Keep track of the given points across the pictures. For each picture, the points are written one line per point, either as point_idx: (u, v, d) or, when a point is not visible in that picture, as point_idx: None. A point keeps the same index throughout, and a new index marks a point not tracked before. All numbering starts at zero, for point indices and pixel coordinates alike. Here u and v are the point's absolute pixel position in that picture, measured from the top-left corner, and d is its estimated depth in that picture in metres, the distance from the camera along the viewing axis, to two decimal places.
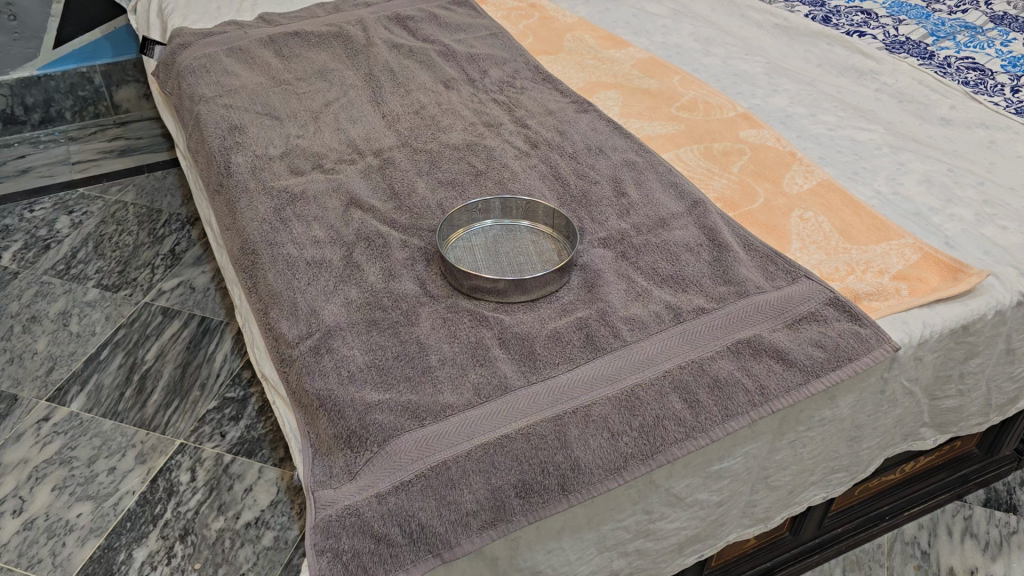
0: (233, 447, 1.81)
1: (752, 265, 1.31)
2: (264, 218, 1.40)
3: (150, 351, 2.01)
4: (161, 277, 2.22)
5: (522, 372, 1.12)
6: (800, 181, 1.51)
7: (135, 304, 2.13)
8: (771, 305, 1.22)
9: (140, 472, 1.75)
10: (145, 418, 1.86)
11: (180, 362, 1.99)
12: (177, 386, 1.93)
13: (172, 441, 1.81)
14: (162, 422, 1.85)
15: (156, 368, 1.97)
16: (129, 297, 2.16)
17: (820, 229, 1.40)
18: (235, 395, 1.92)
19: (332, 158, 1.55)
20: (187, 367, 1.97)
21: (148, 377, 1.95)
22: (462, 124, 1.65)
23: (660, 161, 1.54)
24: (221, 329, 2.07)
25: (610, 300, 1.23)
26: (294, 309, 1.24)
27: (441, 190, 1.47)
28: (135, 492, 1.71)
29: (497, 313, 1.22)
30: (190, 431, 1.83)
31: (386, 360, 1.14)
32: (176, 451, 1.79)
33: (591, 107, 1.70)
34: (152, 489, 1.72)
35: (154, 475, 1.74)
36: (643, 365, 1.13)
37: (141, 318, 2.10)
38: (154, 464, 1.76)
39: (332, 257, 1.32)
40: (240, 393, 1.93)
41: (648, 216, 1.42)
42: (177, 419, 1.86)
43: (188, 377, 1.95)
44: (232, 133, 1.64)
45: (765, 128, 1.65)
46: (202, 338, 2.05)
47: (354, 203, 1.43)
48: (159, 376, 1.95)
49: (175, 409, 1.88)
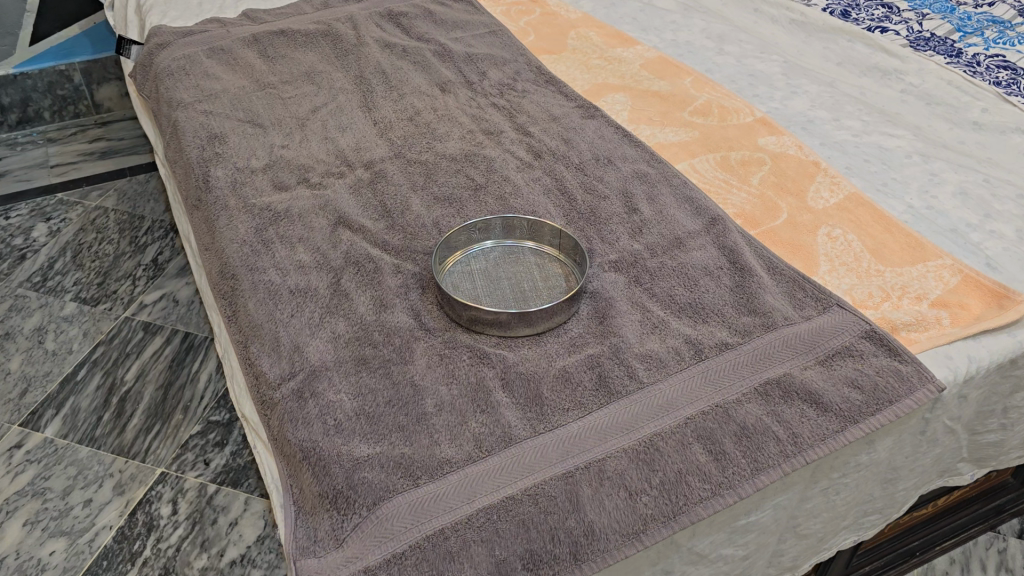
0: (218, 477, 1.70)
1: (778, 291, 1.19)
2: (244, 239, 1.29)
3: (130, 370, 1.90)
4: (142, 290, 2.11)
5: (528, 420, 1.01)
6: (825, 194, 1.39)
7: (114, 319, 2.02)
8: (801, 339, 1.11)
9: (118, 505, 1.64)
10: (123, 444, 1.75)
11: (162, 382, 1.88)
12: (158, 409, 1.82)
13: (153, 470, 1.70)
14: (142, 449, 1.74)
15: (136, 389, 1.86)
16: (108, 311, 2.05)
17: (850, 249, 1.29)
18: (220, 419, 1.81)
19: (319, 171, 1.44)
20: (169, 388, 1.86)
21: (127, 399, 1.84)
22: (460, 132, 1.53)
23: (674, 173, 1.43)
24: (206, 346, 1.96)
25: (624, 333, 1.12)
26: (276, 344, 1.13)
27: (437, 206, 1.35)
28: (113, 527, 1.60)
29: (500, 350, 1.11)
30: (172, 458, 1.73)
31: (377, 405, 1.03)
32: (156, 481, 1.69)
33: (598, 112, 1.58)
34: (130, 523, 1.61)
35: (133, 508, 1.64)
36: (662, 412, 1.02)
37: (121, 334, 1.98)
38: (133, 496, 1.65)
39: (318, 284, 1.20)
40: (226, 416, 1.82)
41: (662, 235, 1.30)
42: (158, 445, 1.75)
43: (170, 399, 1.84)
44: (212, 143, 1.52)
45: (785, 134, 1.54)
46: (185, 356, 1.94)
47: (343, 223, 1.31)
48: (139, 398, 1.84)
49: (156, 434, 1.77)
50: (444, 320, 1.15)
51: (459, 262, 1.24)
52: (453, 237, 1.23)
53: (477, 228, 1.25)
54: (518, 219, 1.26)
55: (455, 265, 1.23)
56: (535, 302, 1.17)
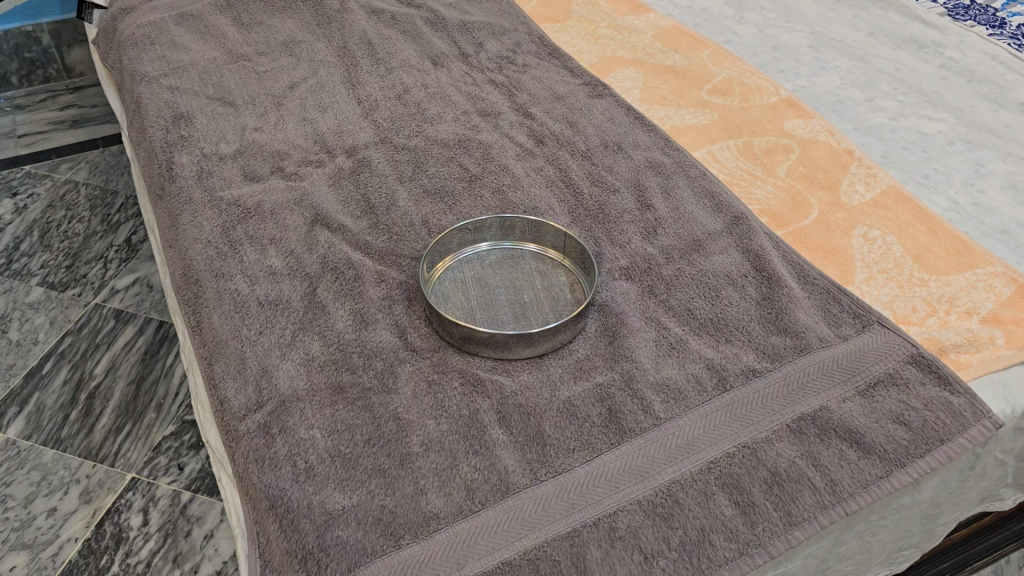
0: (193, 483, 1.58)
1: (811, 306, 1.06)
2: (209, 239, 1.14)
3: (100, 364, 1.77)
4: (114, 273, 1.97)
5: (527, 463, 0.88)
6: (860, 188, 1.25)
7: (84, 307, 1.89)
8: (838, 365, 0.98)
9: (85, 515, 1.52)
10: (92, 446, 1.62)
11: (135, 377, 1.75)
12: (129, 407, 1.69)
13: (122, 476, 1.58)
14: (111, 451, 1.62)
15: (106, 384, 1.73)
16: (78, 297, 1.91)
17: (889, 254, 1.15)
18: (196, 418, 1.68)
19: (295, 158, 1.29)
20: (142, 384, 1.73)
21: (97, 396, 1.71)
22: (453, 113, 1.38)
23: (692, 163, 1.28)
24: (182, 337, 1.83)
25: (637, 357, 0.98)
26: (242, 367, 0.99)
27: (427, 200, 1.21)
28: (78, 540, 1.48)
29: (496, 376, 0.98)
30: (143, 463, 1.61)
31: (354, 445, 0.90)
32: (126, 488, 1.57)
33: (607, 91, 1.43)
34: (97, 536, 1.49)
35: (100, 518, 1.52)
36: (681, 455, 0.89)
37: (91, 323, 1.85)
38: (101, 505, 1.53)
39: (291, 295, 1.07)
40: None
41: (679, 237, 1.16)
42: (129, 448, 1.63)
43: (142, 396, 1.71)
44: (178, 124, 1.37)
45: (814, 117, 1.38)
46: (159, 348, 1.80)
47: (320, 220, 1.17)
48: (109, 395, 1.71)
49: (127, 435, 1.65)
50: (433, 339, 1.02)
51: (451, 269, 1.10)
52: (444, 240, 1.09)
53: (472, 229, 1.11)
54: (519, 218, 1.11)
55: (445, 272, 1.10)
56: (537, 317, 1.04)
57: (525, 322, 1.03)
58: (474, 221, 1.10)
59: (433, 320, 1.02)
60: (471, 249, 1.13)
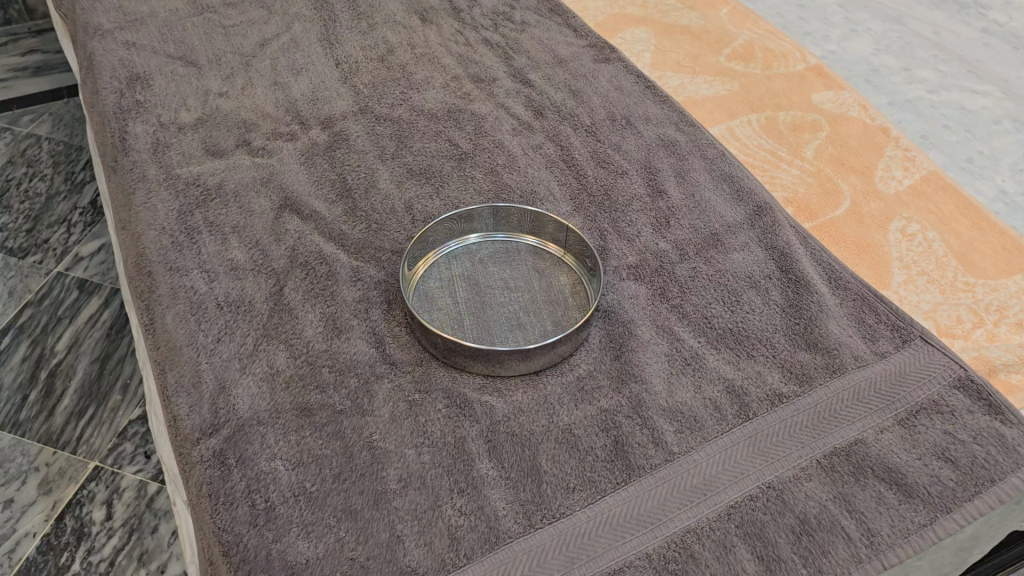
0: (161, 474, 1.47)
1: (844, 316, 0.93)
2: (163, 226, 1.01)
3: (61, 339, 1.64)
4: (78, 239, 1.83)
5: (519, 505, 0.76)
6: (897, 173, 1.11)
7: (45, 276, 1.75)
8: (876, 390, 0.86)
9: (44, 507, 1.41)
10: (52, 431, 1.51)
11: (99, 354, 1.63)
12: (93, 388, 1.57)
13: (84, 465, 1.47)
14: (73, 438, 1.51)
15: (68, 362, 1.61)
16: (38, 265, 1.77)
17: (931, 252, 1.02)
18: None
19: (263, 129, 1.14)
20: (106, 363, 1.61)
21: (58, 375, 1.59)
22: (442, 78, 1.23)
23: (710, 142, 1.14)
24: None
25: (647, 376, 0.86)
26: (196, 381, 0.87)
27: (411, 182, 1.07)
28: (37, 535, 1.37)
29: (486, 397, 0.86)
30: (108, 450, 1.49)
31: (322, 481, 0.78)
32: (89, 478, 1.46)
33: (614, 55, 1.28)
34: (57, 530, 1.39)
35: (60, 511, 1.41)
36: (696, 498, 0.78)
37: (53, 295, 1.72)
38: (61, 496, 1.43)
39: (254, 295, 0.94)
40: None
41: (695, 230, 1.03)
42: (92, 434, 1.51)
43: (107, 376, 1.59)
44: (133, 86, 1.22)
45: (845, 89, 1.24)
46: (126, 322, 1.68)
47: (290, 204, 1.03)
48: (71, 374, 1.59)
49: (90, 420, 1.53)
50: (414, 349, 0.89)
51: (437, 265, 0.97)
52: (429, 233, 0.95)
53: (461, 220, 0.98)
54: (516, 208, 0.98)
55: (430, 269, 0.97)
56: (536, 326, 0.92)
57: (521, 331, 0.91)
58: (464, 211, 0.97)
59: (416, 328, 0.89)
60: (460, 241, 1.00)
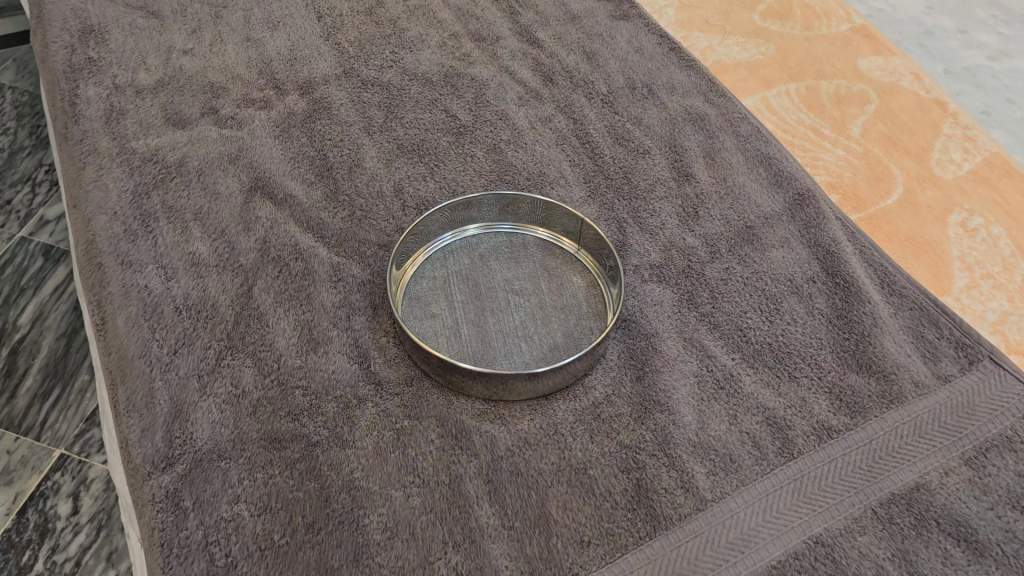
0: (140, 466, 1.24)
1: (900, 330, 0.81)
2: (115, 211, 0.87)
3: (24, 311, 1.38)
4: (43, 201, 1.56)
5: (524, 563, 0.65)
6: (957, 156, 0.98)
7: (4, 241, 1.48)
8: (940, 423, 0.74)
9: (5, 500, 1.16)
10: (14, 414, 1.25)
11: (66, 331, 1.35)
12: (60, 366, 1.30)
13: (49, 453, 1.22)
14: (33, 426, 1.24)
15: (31, 337, 1.33)
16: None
17: (997, 252, 0.89)
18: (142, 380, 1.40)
19: (232, 93, 0.99)
20: (75, 337, 1.33)
21: (19, 352, 1.31)
22: (439, 36, 1.08)
23: (744, 116, 1.00)
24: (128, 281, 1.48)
25: (675, 404, 0.74)
26: (149, 403, 0.74)
27: (402, 160, 0.93)
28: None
29: (486, 426, 0.73)
30: (75, 437, 1.23)
31: (293, 531, 0.66)
32: (54, 468, 1.20)
33: (635, 11, 1.13)
34: (18, 526, 1.14)
35: (23, 504, 1.16)
36: (732, 555, 0.66)
37: (15, 262, 1.45)
38: (23, 488, 1.17)
39: (218, 296, 0.81)
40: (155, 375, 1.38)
41: (728, 223, 0.89)
42: (55, 420, 1.24)
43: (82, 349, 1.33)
44: (86, 41, 1.06)
45: (896, 54, 1.09)
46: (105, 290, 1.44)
47: (261, 185, 0.89)
48: (33, 352, 1.32)
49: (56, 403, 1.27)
50: (404, 365, 0.77)
51: (431, 261, 0.84)
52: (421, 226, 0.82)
53: (459, 209, 0.85)
54: (522, 196, 0.85)
55: (424, 267, 0.84)
56: (546, 338, 0.79)
57: (529, 344, 0.79)
58: (462, 200, 0.83)
59: (406, 341, 0.77)
60: (458, 234, 0.87)
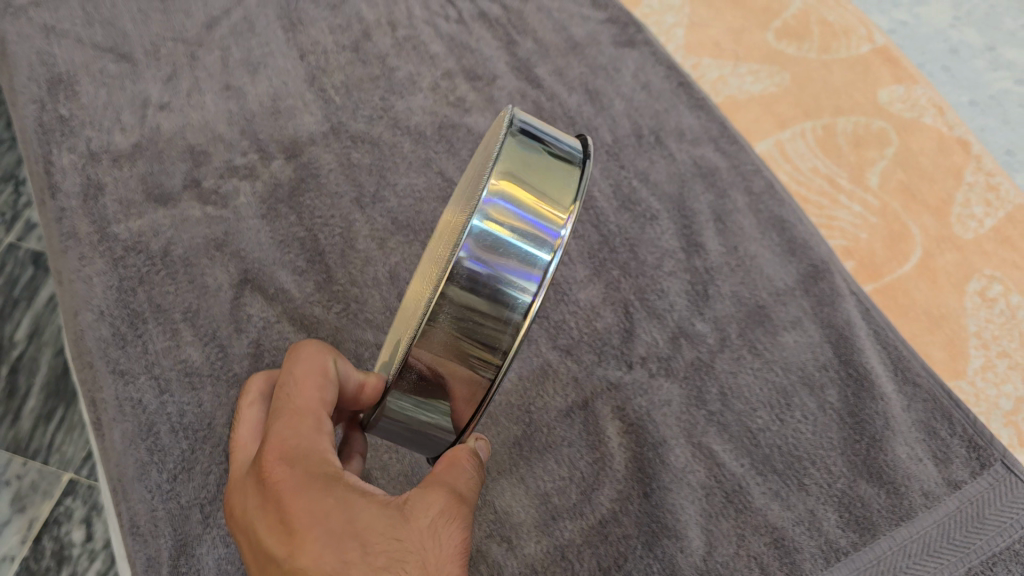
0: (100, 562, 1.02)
1: (913, 430, 0.78)
2: (104, 309, 0.84)
3: (19, 326, 1.18)
4: (29, 201, 1.31)
5: None
6: (978, 210, 0.93)
7: (33, 317, 1.19)
8: (946, 538, 0.73)
9: (18, 527, 1.04)
10: (20, 438, 1.10)
11: (76, 465, 1.08)
12: (55, 493, 1.06)
13: (58, 477, 1.07)
14: (41, 448, 1.09)
15: (30, 355, 1.15)
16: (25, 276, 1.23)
17: (1015, 325, 0.85)
18: (72, 403, 1.12)
19: (215, 159, 0.95)
20: (56, 463, 1.08)
21: (20, 369, 1.14)
22: (431, 77, 1.02)
23: (757, 169, 0.95)
24: (69, 399, 1.12)
25: (682, 527, 0.73)
26: (151, 532, 0.73)
27: (396, 238, 0.89)
28: (13, 562, 1.01)
29: (496, 552, 0.73)
30: (83, 462, 1.08)
31: None
32: (65, 492, 1.06)
33: (640, 37, 1.06)
34: (36, 554, 1.02)
35: (35, 532, 1.04)
36: None
37: (25, 378, 1.14)
38: (37, 514, 1.04)
39: (216, 413, 0.79)
40: (64, 409, 1.11)
41: (739, 303, 0.86)
42: (63, 441, 1.09)
43: (59, 466, 1.08)
44: (56, 94, 1.00)
45: (918, 81, 1.03)
46: (59, 427, 1.10)
47: (250, 278, 0.86)
48: (55, 496, 1.06)
49: (53, 542, 1.03)
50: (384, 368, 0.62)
51: (546, 232, 0.53)
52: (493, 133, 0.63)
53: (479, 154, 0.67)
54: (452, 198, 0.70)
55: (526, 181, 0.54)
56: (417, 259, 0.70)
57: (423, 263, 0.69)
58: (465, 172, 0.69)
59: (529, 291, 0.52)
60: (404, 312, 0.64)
